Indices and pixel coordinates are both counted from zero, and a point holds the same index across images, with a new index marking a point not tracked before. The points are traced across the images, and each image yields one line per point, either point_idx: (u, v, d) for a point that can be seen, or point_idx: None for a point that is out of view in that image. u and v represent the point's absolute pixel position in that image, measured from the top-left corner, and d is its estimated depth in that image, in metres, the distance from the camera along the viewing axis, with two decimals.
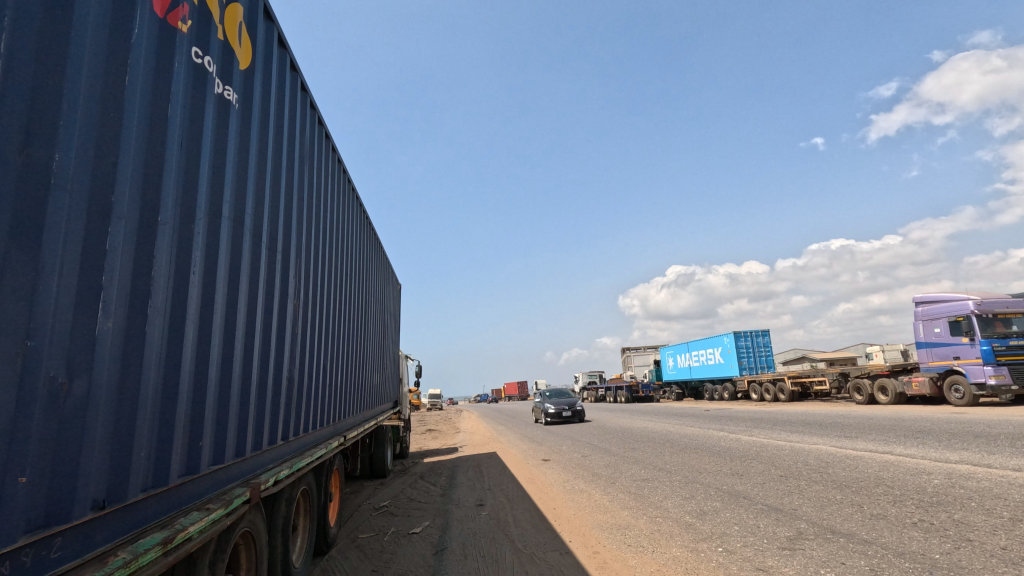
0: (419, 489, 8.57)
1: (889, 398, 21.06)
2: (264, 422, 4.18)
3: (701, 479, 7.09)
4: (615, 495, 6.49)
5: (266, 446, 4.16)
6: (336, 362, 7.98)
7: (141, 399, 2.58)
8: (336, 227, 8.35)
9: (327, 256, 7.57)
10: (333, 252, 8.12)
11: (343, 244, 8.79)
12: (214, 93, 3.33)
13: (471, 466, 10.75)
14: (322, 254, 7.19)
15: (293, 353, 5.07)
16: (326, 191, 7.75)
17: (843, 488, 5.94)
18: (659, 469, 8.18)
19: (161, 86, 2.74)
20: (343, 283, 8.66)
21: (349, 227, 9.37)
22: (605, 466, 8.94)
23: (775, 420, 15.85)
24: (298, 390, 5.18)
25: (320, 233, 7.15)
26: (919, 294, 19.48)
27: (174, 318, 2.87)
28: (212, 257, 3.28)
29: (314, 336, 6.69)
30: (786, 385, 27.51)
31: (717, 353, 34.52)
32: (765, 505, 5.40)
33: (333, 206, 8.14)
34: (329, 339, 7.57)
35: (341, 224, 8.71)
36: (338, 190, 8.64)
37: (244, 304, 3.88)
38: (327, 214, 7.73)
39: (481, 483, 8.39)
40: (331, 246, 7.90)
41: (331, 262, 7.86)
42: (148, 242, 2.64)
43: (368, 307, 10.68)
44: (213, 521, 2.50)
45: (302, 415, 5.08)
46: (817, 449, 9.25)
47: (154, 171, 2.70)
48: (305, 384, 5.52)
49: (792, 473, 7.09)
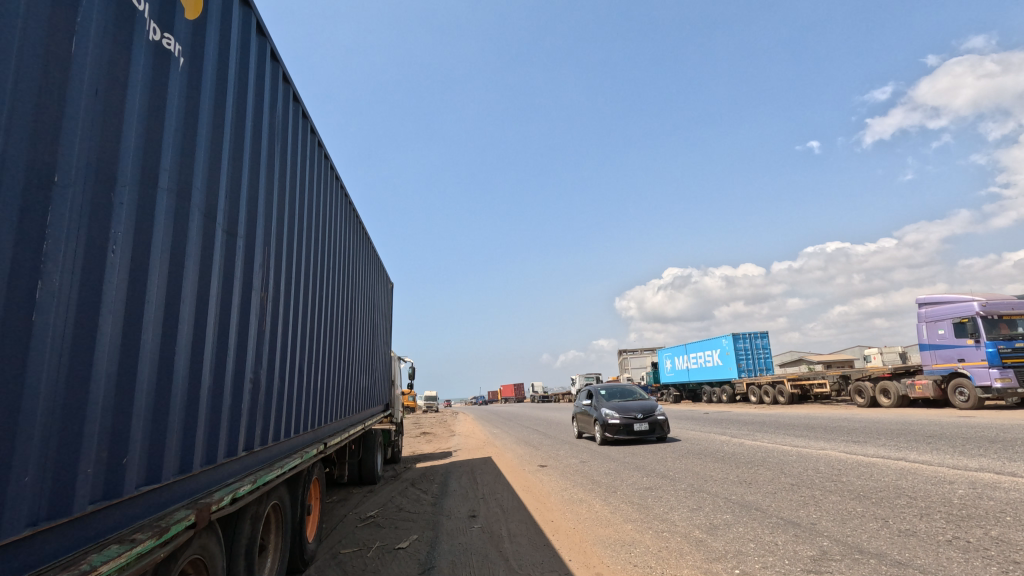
0: (409, 498, 8.12)
1: (892, 401, 20.71)
2: (220, 426, 3.76)
3: (709, 488, 6.67)
4: (617, 506, 6.07)
5: (222, 455, 3.75)
6: (323, 361, 7.56)
7: (28, 390, 2.21)
8: (325, 219, 7.94)
9: (315, 250, 7.17)
10: (323, 246, 7.73)
11: (332, 239, 8.39)
12: (148, 43, 2.95)
13: (465, 473, 10.29)
14: (309, 247, 6.79)
15: (263, 350, 4.66)
16: (314, 181, 7.34)
17: (863, 500, 5.54)
18: (662, 477, 7.77)
19: (60, 26, 2.39)
20: (332, 280, 8.24)
21: (339, 221, 8.97)
22: (605, 473, 8.53)
23: (777, 424, 15.46)
24: (269, 392, 4.75)
25: (305, 225, 6.73)
26: (924, 295, 19.16)
27: (86, 301, 2.49)
28: (144, 234, 2.89)
29: (300, 333, 6.29)
30: (787, 388, 27.16)
31: (716, 355, 34.20)
32: (781, 519, 5.00)
33: (321, 200, 7.73)
34: (316, 337, 7.16)
35: (330, 218, 8.31)
36: (328, 182, 8.22)
37: (195, 291, 3.47)
38: (315, 206, 7.32)
39: (474, 493, 7.91)
40: (319, 240, 7.48)
41: (320, 256, 7.45)
42: (40, 206, 2.28)
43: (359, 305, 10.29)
44: (139, 556, 2.08)
45: (273, 418, 4.69)
46: (827, 456, 8.85)
47: (51, 122, 2.34)
48: (282, 384, 5.13)
49: (805, 482, 6.69)
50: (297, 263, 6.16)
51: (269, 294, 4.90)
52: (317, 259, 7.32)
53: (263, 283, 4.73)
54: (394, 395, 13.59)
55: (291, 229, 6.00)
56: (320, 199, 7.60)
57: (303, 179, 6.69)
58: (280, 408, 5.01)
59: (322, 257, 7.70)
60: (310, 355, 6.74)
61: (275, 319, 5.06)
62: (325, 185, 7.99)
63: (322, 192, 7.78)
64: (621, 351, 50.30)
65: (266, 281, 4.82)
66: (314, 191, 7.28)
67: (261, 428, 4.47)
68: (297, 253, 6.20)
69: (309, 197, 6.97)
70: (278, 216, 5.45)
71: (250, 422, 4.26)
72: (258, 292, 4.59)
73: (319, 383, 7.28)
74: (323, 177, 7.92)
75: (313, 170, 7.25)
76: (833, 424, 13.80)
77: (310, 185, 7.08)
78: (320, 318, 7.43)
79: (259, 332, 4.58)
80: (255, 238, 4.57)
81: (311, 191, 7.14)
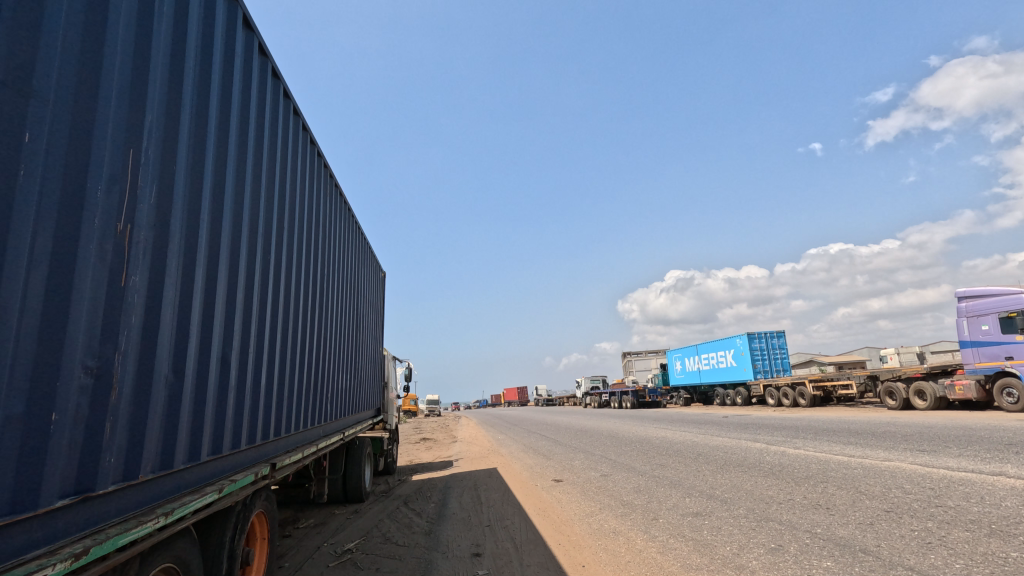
0: (399, 522, 6.69)
1: (928, 403, 19.16)
2: (119, 445, 2.10)
3: (777, 516, 5.20)
4: (666, 543, 4.67)
5: (119, 490, 2.12)
6: (314, 356, 6.13)
7: None
8: (316, 186, 6.54)
9: (306, 217, 5.74)
10: (312, 210, 6.17)
11: (325, 209, 6.93)
12: None
13: (468, 488, 8.84)
14: (299, 209, 5.37)
15: (227, 322, 3.23)
16: (305, 133, 5.93)
17: (1005, 538, 4.07)
18: (708, 498, 6.31)
19: None
20: (325, 259, 6.82)
21: (331, 195, 7.50)
22: (633, 491, 7.12)
23: (811, 428, 13.99)
24: (231, 383, 3.33)
25: (295, 180, 5.32)
26: (963, 288, 17.76)
27: None
28: None
29: (286, 312, 4.68)
30: (807, 389, 25.64)
31: (730, 356, 32.71)
32: (910, 569, 3.59)
33: (310, 159, 6.29)
34: (308, 322, 5.76)
35: (322, 185, 6.84)
36: (318, 161, 6.77)
37: (67, 188, 1.82)
38: (304, 163, 5.87)
39: (478, 517, 6.45)
40: (309, 204, 6.04)
41: (310, 225, 6.03)
42: None
43: (349, 295, 8.81)
44: None
45: (213, 430, 3.05)
46: (899, 469, 7.37)
47: None
48: (241, 377, 3.50)
49: (900, 507, 5.23)
50: (286, 222, 4.75)
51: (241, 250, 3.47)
52: (309, 229, 5.92)
53: (230, 230, 3.30)
54: (388, 399, 12.11)
55: (281, 175, 4.58)
56: (309, 158, 6.14)
57: (290, 125, 5.27)
58: (233, 414, 3.40)
59: (314, 228, 6.28)
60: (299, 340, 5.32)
61: (247, 283, 3.62)
62: (313, 148, 6.53)
63: (312, 150, 6.33)
64: (625, 353, 48.74)
65: (236, 233, 3.40)
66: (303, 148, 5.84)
67: (212, 435, 3.05)
68: (286, 208, 4.77)
69: (298, 152, 5.56)
70: (263, 150, 4.03)
71: (199, 427, 2.83)
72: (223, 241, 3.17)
73: (309, 381, 5.84)
74: (314, 149, 6.48)
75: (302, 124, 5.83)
76: (878, 429, 12.31)
77: (298, 135, 5.63)
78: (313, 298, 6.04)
79: (222, 296, 3.14)
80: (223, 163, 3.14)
81: (300, 143, 5.70)
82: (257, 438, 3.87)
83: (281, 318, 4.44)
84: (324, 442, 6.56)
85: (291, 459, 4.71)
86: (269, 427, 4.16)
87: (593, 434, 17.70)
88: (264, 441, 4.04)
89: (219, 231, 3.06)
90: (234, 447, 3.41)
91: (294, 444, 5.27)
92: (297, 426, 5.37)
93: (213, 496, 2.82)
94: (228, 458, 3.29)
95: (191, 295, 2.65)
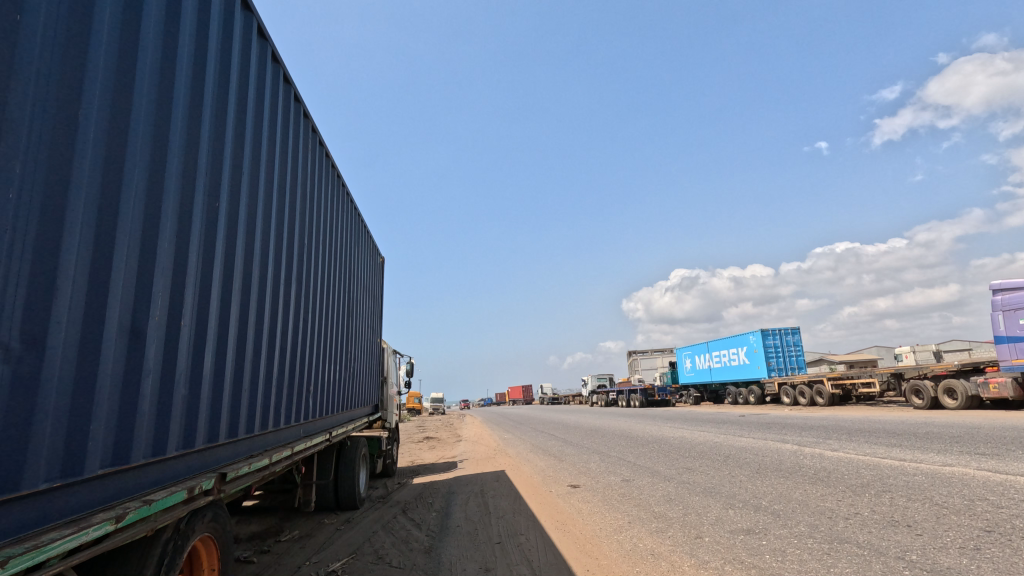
0: (396, 537, 5.79)
1: (959, 402, 18.16)
2: None
3: (852, 537, 4.28)
4: (721, 570, 3.78)
5: None
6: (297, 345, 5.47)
7: None
8: (300, 155, 5.81)
9: (282, 189, 5.15)
10: (292, 181, 5.48)
11: (313, 182, 6.27)
12: None
13: (475, 493, 7.97)
14: (269, 178, 4.78)
15: (143, 293, 2.71)
16: (282, 93, 5.25)
17: None
18: (756, 510, 5.38)
19: None
20: (314, 241, 6.23)
21: (325, 172, 6.89)
22: (663, 500, 6.22)
23: (843, 428, 12.99)
24: (154, 374, 2.81)
25: (265, 143, 4.72)
26: (998, 281, 16.76)
27: None
28: None
29: (243, 297, 4.09)
30: (826, 388, 24.65)
31: (741, 354, 31.76)
32: None
33: (292, 125, 5.55)
34: (287, 307, 5.16)
35: (310, 161, 6.21)
36: (305, 126, 6.08)
37: None
38: (281, 128, 5.20)
39: (485, 532, 5.54)
40: (289, 176, 5.40)
41: (292, 199, 5.44)
42: None
43: (347, 283, 8.06)
44: None
45: (110, 429, 2.48)
46: (969, 476, 6.43)
47: None
48: (168, 367, 2.94)
49: (1000, 525, 4.32)
50: (246, 191, 4.22)
51: (165, 211, 2.93)
52: (288, 202, 5.31)
53: (148, 184, 2.78)
54: (387, 394, 11.26)
55: (235, 134, 4.05)
56: (292, 126, 5.56)
57: (263, 83, 4.70)
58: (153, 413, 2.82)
59: (299, 203, 5.68)
60: (271, 327, 4.73)
61: (179, 252, 3.09)
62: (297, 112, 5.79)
63: (295, 117, 5.69)
64: (631, 351, 47.72)
65: (160, 188, 2.87)
66: (280, 111, 5.21)
67: (110, 432, 2.49)
68: (246, 174, 4.23)
69: (271, 111, 4.93)
70: (210, 100, 3.53)
71: (77, 420, 2.30)
72: (133, 196, 2.66)
73: (292, 374, 5.24)
74: (300, 118, 5.87)
75: (280, 83, 5.24)
76: (918, 430, 11.35)
77: (273, 93, 5.00)
78: (294, 279, 5.43)
79: (125, 260, 2.58)
80: (135, 99, 2.65)
81: (276, 103, 5.10)
82: (200, 441, 3.27)
83: (233, 302, 3.86)
84: (313, 442, 5.77)
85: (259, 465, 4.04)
86: (219, 428, 3.55)
87: (605, 434, 16.80)
88: (209, 445, 3.39)
89: (122, 179, 2.56)
90: (159, 452, 2.84)
91: (269, 443, 4.57)
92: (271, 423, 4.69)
93: (101, 533, 1.93)
94: (147, 466, 2.74)
95: (58, 270, 2.19)
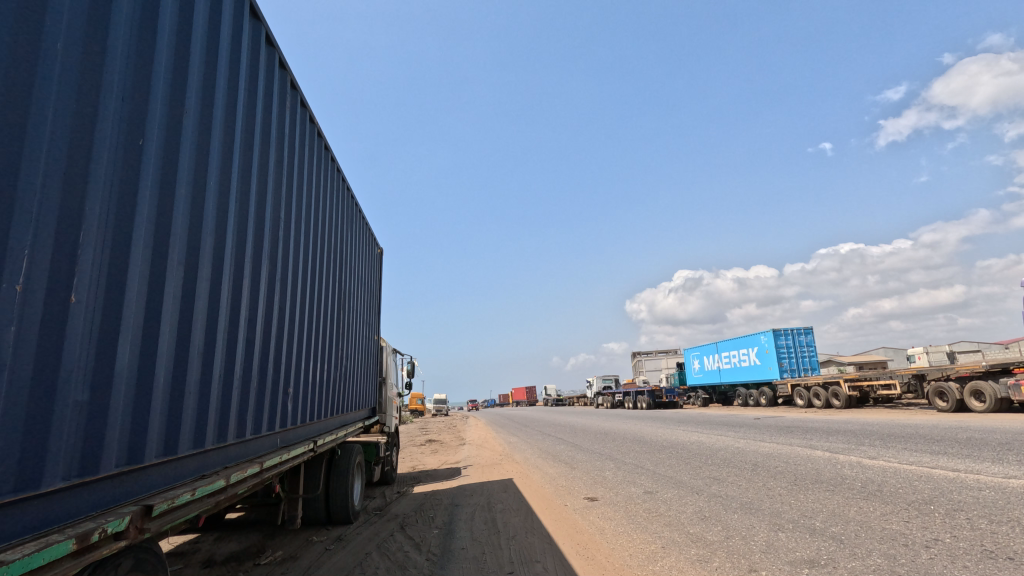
0: (392, 561, 5.02)
1: (988, 405, 17.28)
2: None
3: None
4: None
5: None
6: (297, 334, 4.58)
7: None
8: (300, 114, 4.89)
9: (286, 150, 4.29)
10: (293, 139, 4.56)
11: (313, 148, 5.35)
12: None
13: (480, 506, 7.18)
14: (271, 131, 3.91)
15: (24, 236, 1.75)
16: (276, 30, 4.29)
17: None
18: (812, 534, 4.58)
19: None
20: (317, 224, 5.38)
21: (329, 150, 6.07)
22: (697, 518, 5.45)
23: (872, 432, 12.13)
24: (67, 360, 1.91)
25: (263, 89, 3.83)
26: None
27: None
28: None
29: (229, 268, 3.16)
30: (842, 389, 23.77)
31: (752, 354, 30.90)
32: None
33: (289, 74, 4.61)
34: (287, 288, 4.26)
35: (313, 134, 5.36)
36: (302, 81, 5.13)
37: None
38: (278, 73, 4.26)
39: (495, 558, 4.75)
40: (290, 132, 4.46)
41: (295, 166, 4.60)
42: None
43: (347, 272, 7.15)
44: None
45: None
46: None
47: None
48: (96, 356, 2.05)
49: None
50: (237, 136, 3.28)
51: (99, 128, 2.06)
52: (291, 168, 4.45)
53: (66, 84, 1.93)
54: (386, 396, 10.46)
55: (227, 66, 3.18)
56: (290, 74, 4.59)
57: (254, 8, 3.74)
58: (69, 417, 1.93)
59: (302, 171, 4.80)
60: (269, 309, 3.83)
61: (126, 191, 2.21)
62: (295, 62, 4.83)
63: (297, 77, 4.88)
64: (637, 351, 46.84)
65: (85, 94, 2.01)
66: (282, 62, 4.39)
67: None
68: (241, 118, 3.38)
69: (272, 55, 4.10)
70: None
71: None
72: (26, 98, 1.80)
73: (287, 370, 4.33)
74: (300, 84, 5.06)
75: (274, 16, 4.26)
76: (958, 434, 10.52)
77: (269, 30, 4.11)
78: (298, 255, 4.51)
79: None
80: None
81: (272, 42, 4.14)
82: (152, 454, 2.38)
83: (213, 271, 2.94)
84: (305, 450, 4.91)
85: (235, 482, 3.13)
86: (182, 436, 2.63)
87: (616, 437, 16.04)
88: (166, 459, 2.50)
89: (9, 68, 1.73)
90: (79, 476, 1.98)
91: (255, 453, 3.70)
92: (263, 427, 3.81)
93: None
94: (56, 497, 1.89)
95: None
